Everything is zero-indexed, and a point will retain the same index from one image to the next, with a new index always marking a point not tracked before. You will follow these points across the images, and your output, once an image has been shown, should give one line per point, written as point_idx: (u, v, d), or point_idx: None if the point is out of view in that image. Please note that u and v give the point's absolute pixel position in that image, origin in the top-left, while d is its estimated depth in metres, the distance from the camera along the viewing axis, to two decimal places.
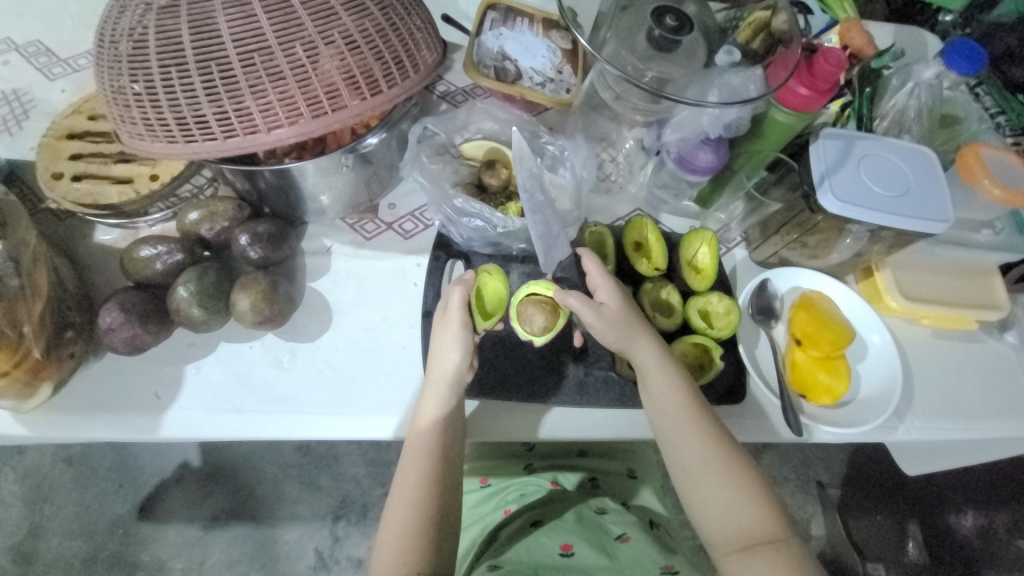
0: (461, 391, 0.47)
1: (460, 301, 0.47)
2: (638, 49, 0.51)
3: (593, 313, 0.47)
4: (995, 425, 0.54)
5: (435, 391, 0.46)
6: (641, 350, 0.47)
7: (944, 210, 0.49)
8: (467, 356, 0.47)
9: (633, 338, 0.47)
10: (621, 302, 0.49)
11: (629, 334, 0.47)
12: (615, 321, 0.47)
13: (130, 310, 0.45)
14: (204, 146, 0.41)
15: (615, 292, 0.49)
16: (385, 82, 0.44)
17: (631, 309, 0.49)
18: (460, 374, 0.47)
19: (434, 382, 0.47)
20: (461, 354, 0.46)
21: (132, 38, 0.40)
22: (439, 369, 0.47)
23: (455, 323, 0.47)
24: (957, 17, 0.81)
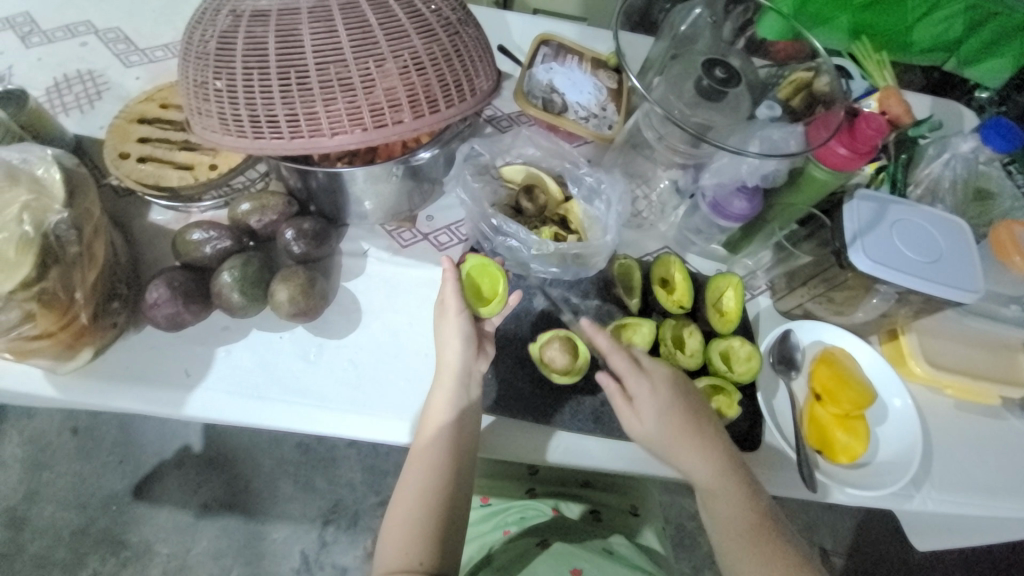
0: (470, 382, 0.49)
1: (454, 289, 0.50)
2: (685, 95, 0.53)
3: (635, 421, 0.48)
4: (1015, 507, 0.53)
5: (446, 383, 0.48)
6: (686, 460, 0.47)
7: (976, 280, 0.49)
8: (468, 345, 0.49)
9: (675, 451, 0.47)
10: (663, 409, 0.47)
11: (672, 445, 0.47)
12: (656, 434, 0.47)
13: (176, 289, 0.48)
14: (271, 143, 0.44)
15: (660, 395, 0.48)
16: (444, 103, 0.47)
17: (677, 416, 0.47)
18: (466, 362, 0.49)
19: (445, 372, 0.48)
20: (462, 341, 0.49)
21: (222, 40, 0.43)
22: (445, 359, 0.49)
23: (452, 310, 0.50)
24: (993, 94, 0.83)
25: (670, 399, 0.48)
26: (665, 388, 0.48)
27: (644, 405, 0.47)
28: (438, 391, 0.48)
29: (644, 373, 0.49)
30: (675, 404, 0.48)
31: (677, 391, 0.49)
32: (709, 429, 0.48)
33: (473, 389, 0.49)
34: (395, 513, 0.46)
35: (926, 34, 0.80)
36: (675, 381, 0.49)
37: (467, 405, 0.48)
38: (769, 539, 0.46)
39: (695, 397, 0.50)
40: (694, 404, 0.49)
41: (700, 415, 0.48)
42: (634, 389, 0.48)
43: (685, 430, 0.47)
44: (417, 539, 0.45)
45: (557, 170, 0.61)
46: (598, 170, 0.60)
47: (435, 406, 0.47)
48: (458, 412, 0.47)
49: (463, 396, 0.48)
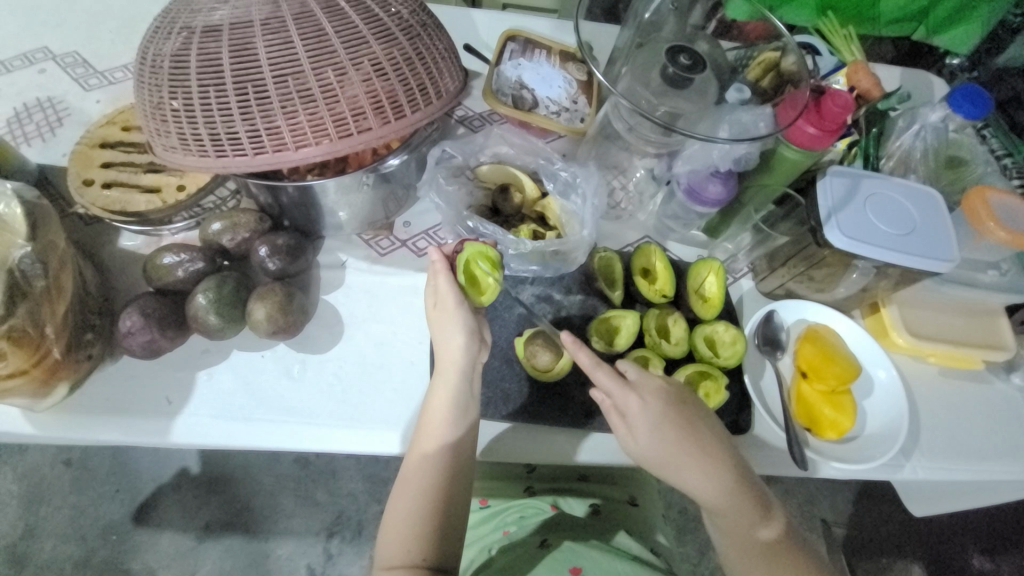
0: (474, 377, 0.48)
1: (448, 282, 0.47)
2: (652, 84, 0.53)
3: (629, 438, 0.47)
4: (1003, 468, 0.54)
5: (450, 380, 0.47)
6: (683, 474, 0.46)
7: (950, 249, 0.50)
8: (471, 341, 0.48)
9: (671, 466, 0.46)
10: (657, 426, 0.46)
11: (668, 461, 0.46)
12: (651, 451, 0.46)
13: (149, 316, 0.47)
14: (234, 161, 0.43)
15: (651, 411, 0.46)
16: (408, 107, 0.46)
17: (672, 431, 0.46)
18: (470, 357, 0.48)
19: (448, 368, 0.47)
20: (466, 336, 0.47)
21: (174, 58, 0.43)
22: (447, 355, 0.48)
23: (451, 304, 0.47)
24: (963, 60, 0.86)
25: (662, 415, 0.46)
26: (655, 402, 0.46)
27: (636, 423, 0.46)
28: (442, 390, 0.47)
29: (632, 388, 0.47)
30: (669, 420, 0.46)
31: (670, 404, 0.47)
32: (708, 438, 0.47)
33: (476, 383, 0.49)
34: (393, 514, 0.46)
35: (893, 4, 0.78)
36: (666, 393, 0.48)
37: (470, 401, 0.48)
38: (770, 540, 0.46)
39: (691, 406, 0.48)
40: (688, 415, 0.47)
41: (696, 426, 0.47)
42: (623, 405, 0.46)
43: (683, 447, 0.46)
44: (419, 537, 0.45)
45: (532, 167, 0.61)
46: (573, 164, 0.60)
47: (437, 404, 0.47)
48: (462, 408, 0.47)
49: (464, 391, 0.47)
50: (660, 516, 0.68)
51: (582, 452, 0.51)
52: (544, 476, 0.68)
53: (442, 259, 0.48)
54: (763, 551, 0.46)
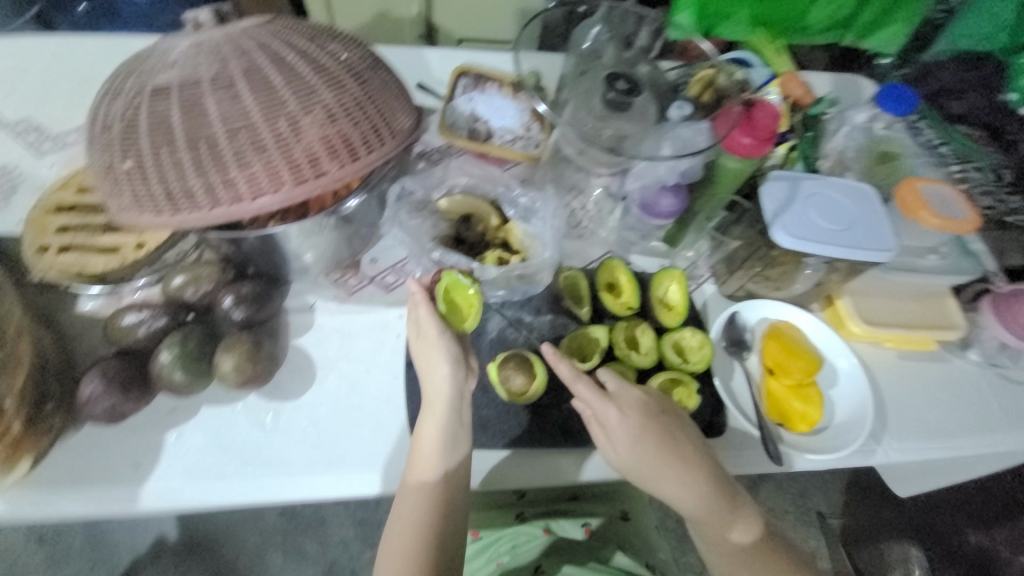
0: (462, 405, 0.49)
1: (429, 313, 0.50)
2: (595, 110, 0.56)
3: (610, 449, 0.48)
4: (968, 443, 0.56)
5: (439, 411, 0.48)
6: (662, 483, 0.47)
7: (889, 240, 0.53)
8: (457, 369, 0.49)
9: (652, 476, 0.47)
10: (636, 438, 0.47)
11: (649, 471, 0.47)
12: (631, 461, 0.48)
13: (112, 378, 0.46)
14: (190, 216, 0.43)
15: (629, 424, 0.47)
16: (363, 149, 0.47)
17: (650, 441, 0.47)
18: (457, 386, 0.49)
19: (436, 399, 0.48)
20: (450, 364, 0.49)
21: (126, 120, 0.43)
22: (435, 385, 0.49)
23: (432, 334, 0.50)
24: (894, 60, 0.93)
25: (640, 427, 0.47)
26: (634, 414, 0.48)
27: (615, 436, 0.47)
28: (430, 422, 0.47)
29: (612, 402, 0.48)
30: (648, 432, 0.47)
31: (649, 416, 0.48)
32: (687, 448, 0.48)
33: (466, 411, 0.49)
34: (388, 548, 0.47)
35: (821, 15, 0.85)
36: (646, 405, 0.48)
37: (458, 428, 0.48)
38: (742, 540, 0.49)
39: (671, 417, 0.49)
40: (668, 426, 0.48)
41: (677, 436, 0.48)
42: (604, 417, 0.48)
43: (661, 456, 0.47)
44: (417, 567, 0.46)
45: (492, 195, 0.62)
46: (531, 189, 0.62)
47: (426, 436, 0.47)
48: (450, 439, 0.47)
49: (455, 421, 0.48)
50: (653, 525, 0.69)
51: (568, 472, 0.52)
52: (536, 500, 0.68)
53: (421, 291, 0.51)
54: (740, 550, 0.49)
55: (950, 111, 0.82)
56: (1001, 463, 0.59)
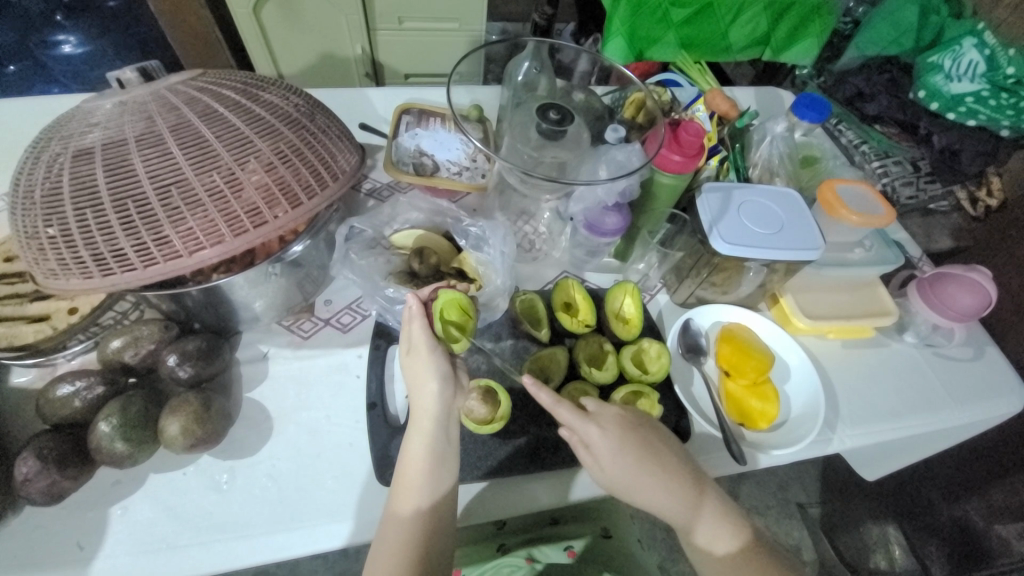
0: (448, 423, 0.48)
1: (423, 327, 0.48)
2: (532, 139, 0.58)
3: (594, 466, 0.47)
4: (915, 422, 0.59)
5: (427, 430, 0.47)
6: (649, 494, 0.47)
7: (818, 240, 0.56)
8: (445, 387, 0.48)
9: (637, 489, 0.47)
10: (618, 451, 0.47)
11: (635, 484, 0.47)
12: (616, 476, 0.47)
13: (46, 457, 0.43)
14: (123, 277, 0.42)
15: (609, 438, 0.47)
16: (304, 194, 0.47)
17: (633, 456, 0.47)
18: (445, 404, 0.48)
19: (422, 417, 0.47)
20: (438, 381, 0.48)
21: (48, 186, 0.42)
22: (422, 402, 0.48)
23: (423, 350, 0.48)
24: (811, 70, 1.02)
25: (620, 439, 0.47)
26: (612, 427, 0.48)
27: (595, 451, 0.47)
28: (417, 439, 0.47)
29: (591, 418, 0.48)
30: (629, 445, 0.47)
31: (629, 429, 0.48)
32: (668, 455, 0.48)
33: (452, 429, 0.48)
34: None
35: (739, 35, 0.96)
36: (623, 416, 0.49)
37: (446, 446, 0.47)
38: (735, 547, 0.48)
39: (650, 429, 0.49)
40: (645, 435, 0.48)
41: (656, 444, 0.48)
42: (582, 434, 0.47)
43: (647, 469, 0.47)
44: None
45: (443, 227, 0.63)
46: (481, 218, 0.63)
47: (412, 456, 0.46)
48: (438, 457, 0.46)
49: (443, 438, 0.47)
50: (638, 540, 0.68)
51: (544, 495, 0.51)
52: (516, 529, 0.67)
53: (418, 304, 0.49)
54: (732, 551, 0.48)
55: (865, 112, 0.90)
56: (951, 437, 0.62)
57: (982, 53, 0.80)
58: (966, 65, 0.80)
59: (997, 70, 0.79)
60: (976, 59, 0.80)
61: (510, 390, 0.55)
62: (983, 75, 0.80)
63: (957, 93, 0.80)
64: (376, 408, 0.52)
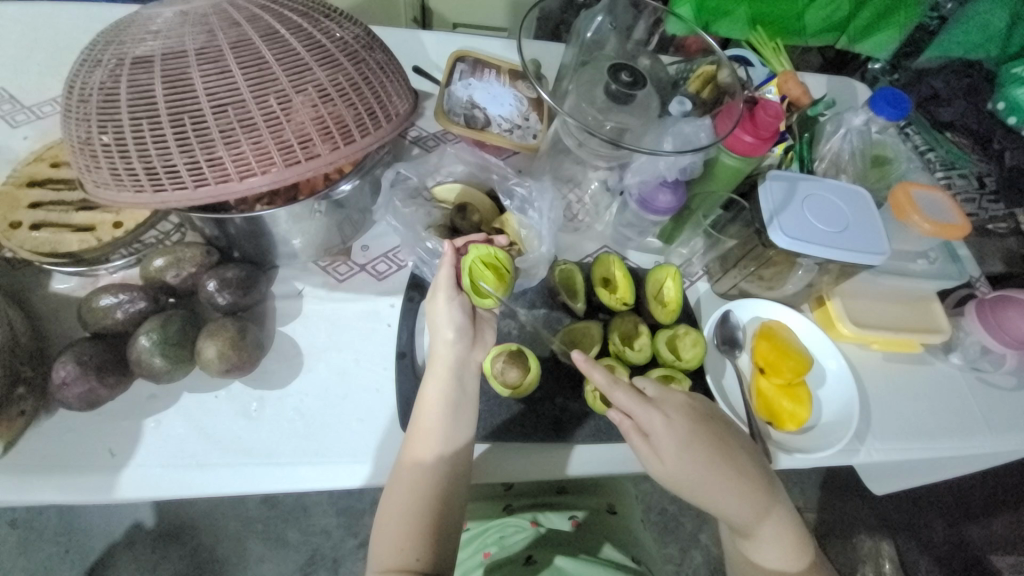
0: (464, 374, 0.49)
1: (448, 273, 0.49)
2: (597, 101, 0.55)
3: (655, 460, 0.47)
4: (949, 444, 0.57)
5: (442, 377, 0.47)
6: (711, 490, 0.47)
7: (882, 243, 0.53)
8: (461, 337, 0.49)
9: (703, 487, 0.47)
10: (685, 447, 0.46)
11: (701, 482, 0.47)
12: (681, 472, 0.47)
13: (86, 363, 0.44)
14: (174, 195, 0.41)
15: (677, 431, 0.46)
16: (358, 132, 0.45)
17: (696, 447, 0.46)
18: (460, 354, 0.49)
19: (439, 364, 0.48)
20: (455, 331, 0.49)
21: (105, 91, 0.41)
22: (438, 350, 0.48)
23: (444, 296, 0.49)
24: (885, 64, 0.96)
25: (688, 432, 0.47)
26: (679, 420, 0.47)
27: (662, 444, 0.46)
28: (434, 383, 0.47)
29: (653, 404, 0.47)
30: (693, 436, 0.47)
31: (693, 418, 0.48)
32: (737, 452, 0.48)
33: (468, 382, 0.49)
34: (388, 515, 0.45)
35: (815, 18, 0.90)
36: (691, 409, 0.48)
37: (463, 397, 0.47)
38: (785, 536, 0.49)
39: (715, 421, 0.49)
40: (714, 430, 0.48)
41: (725, 441, 0.48)
42: (647, 425, 0.47)
43: (710, 461, 0.47)
44: (419, 538, 0.44)
45: (488, 185, 0.61)
46: (528, 180, 0.61)
47: (427, 401, 0.47)
48: (455, 407, 0.47)
49: (460, 390, 0.48)
50: (639, 520, 0.69)
51: (560, 466, 0.51)
52: (521, 493, 0.68)
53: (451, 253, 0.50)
54: (787, 552, 0.49)
55: (938, 117, 0.84)
56: (981, 464, 0.60)
57: None
58: None
59: None
60: None
61: (539, 358, 0.55)
62: None
63: None
64: (405, 358, 0.52)
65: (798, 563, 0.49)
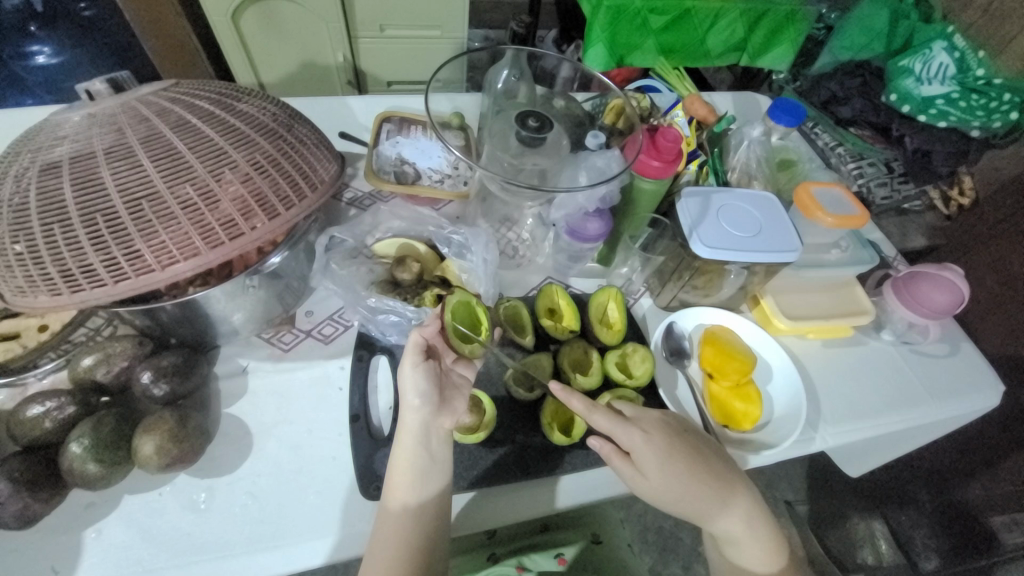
0: (430, 440, 0.47)
1: (419, 336, 0.49)
2: (511, 147, 0.58)
3: (637, 477, 0.48)
4: (896, 418, 0.60)
5: (409, 447, 0.46)
6: (691, 501, 0.48)
7: (793, 241, 0.57)
8: (428, 402, 0.47)
9: (684, 498, 0.47)
10: (666, 462, 0.47)
11: (683, 494, 0.47)
12: (662, 487, 0.47)
13: (18, 480, 0.41)
14: (93, 293, 0.41)
15: (655, 446, 0.47)
16: (282, 206, 0.46)
17: (678, 462, 0.47)
18: (427, 421, 0.47)
19: (404, 433, 0.46)
20: (420, 397, 0.47)
21: (14, 200, 0.41)
22: (405, 418, 0.47)
23: (408, 364, 0.48)
24: (788, 75, 1.05)
25: (667, 447, 0.47)
26: (658, 436, 0.48)
27: (644, 460, 0.47)
28: (399, 452, 0.46)
29: (634, 424, 0.48)
30: (674, 450, 0.47)
31: (673, 434, 0.49)
32: (715, 461, 0.49)
33: (435, 446, 0.47)
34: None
35: (717, 40, 0.98)
36: (666, 423, 0.49)
37: (431, 463, 0.46)
38: (767, 542, 0.50)
39: (693, 433, 0.50)
40: (692, 442, 0.49)
41: (702, 452, 0.49)
42: (629, 444, 0.47)
43: (692, 474, 0.47)
44: None
45: (426, 235, 0.63)
46: (463, 226, 0.63)
47: (397, 465, 0.46)
48: (421, 473, 0.45)
49: (427, 456, 0.46)
50: (628, 546, 0.67)
51: (533, 505, 0.51)
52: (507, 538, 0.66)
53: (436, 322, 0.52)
54: (771, 555, 0.50)
55: (840, 116, 0.91)
56: (931, 432, 0.63)
57: (952, 56, 0.84)
58: (935, 68, 0.84)
59: (965, 73, 0.83)
60: (946, 62, 0.84)
61: (495, 398, 0.55)
62: (952, 78, 0.83)
63: (928, 95, 0.84)
64: (359, 420, 0.51)
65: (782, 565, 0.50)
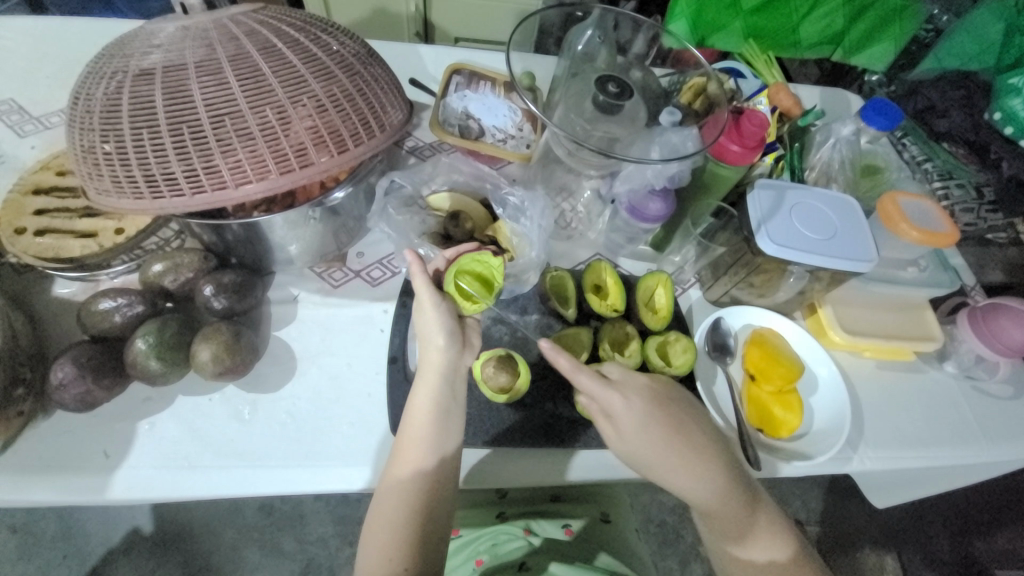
0: (454, 379, 0.48)
1: (425, 280, 0.47)
2: (586, 112, 0.57)
3: (614, 437, 0.47)
4: (946, 454, 0.56)
5: (434, 381, 0.47)
6: (670, 473, 0.47)
7: (870, 250, 0.53)
8: (451, 340, 0.48)
9: (658, 463, 0.46)
10: (644, 429, 0.46)
11: (655, 458, 0.46)
12: (637, 450, 0.47)
13: (83, 365, 0.45)
14: (171, 201, 0.43)
15: (634, 410, 0.46)
16: (352, 141, 0.46)
17: (657, 427, 0.46)
18: (450, 360, 0.48)
19: (428, 369, 0.47)
20: (445, 337, 0.47)
21: (108, 101, 0.43)
22: (429, 357, 0.47)
23: (428, 305, 0.47)
24: (881, 77, 0.95)
25: (645, 415, 0.46)
26: (638, 402, 0.47)
27: (622, 423, 0.46)
28: (421, 393, 0.46)
29: (615, 388, 0.47)
30: (653, 418, 0.46)
31: (654, 401, 0.48)
32: (693, 433, 0.48)
33: (456, 386, 0.48)
34: (375, 522, 0.45)
35: (811, 30, 0.91)
36: (649, 391, 0.48)
37: (451, 401, 0.47)
38: (757, 526, 0.48)
39: (677, 404, 0.49)
40: (673, 412, 0.48)
41: (682, 423, 0.48)
42: (609, 407, 0.47)
43: (667, 440, 0.46)
44: (407, 539, 0.44)
45: (481, 193, 0.62)
46: (520, 188, 0.61)
47: (417, 410, 0.46)
48: (442, 413, 0.46)
49: (448, 392, 0.47)
50: (636, 530, 0.68)
51: (552, 472, 0.51)
52: (517, 500, 0.68)
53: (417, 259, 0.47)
54: (766, 544, 0.48)
55: (935, 128, 0.83)
56: (982, 474, 0.59)
57: None
58: None
59: None
60: None
61: (529, 362, 0.55)
62: None
63: None
64: (396, 362, 0.53)
65: (775, 555, 0.48)
